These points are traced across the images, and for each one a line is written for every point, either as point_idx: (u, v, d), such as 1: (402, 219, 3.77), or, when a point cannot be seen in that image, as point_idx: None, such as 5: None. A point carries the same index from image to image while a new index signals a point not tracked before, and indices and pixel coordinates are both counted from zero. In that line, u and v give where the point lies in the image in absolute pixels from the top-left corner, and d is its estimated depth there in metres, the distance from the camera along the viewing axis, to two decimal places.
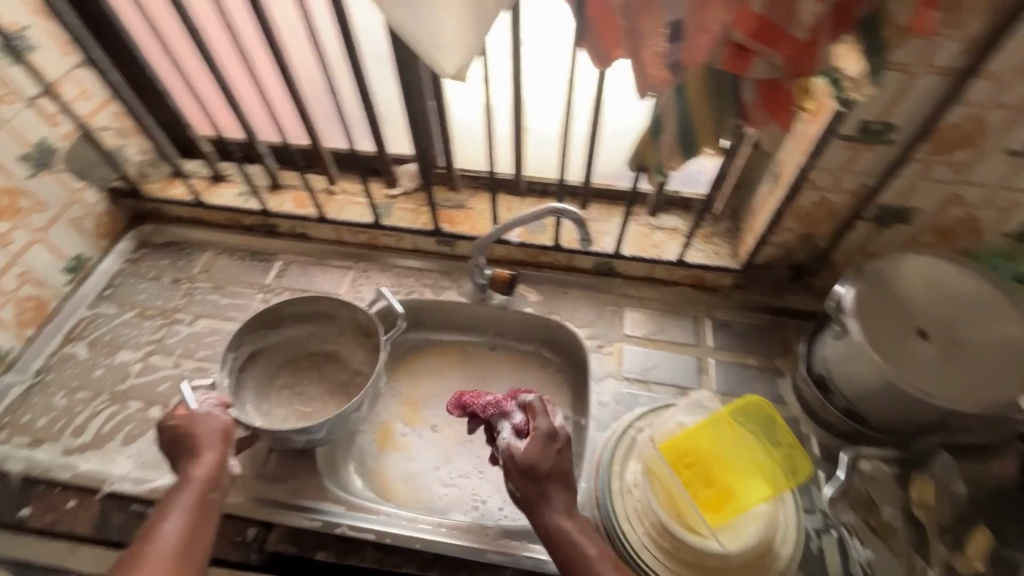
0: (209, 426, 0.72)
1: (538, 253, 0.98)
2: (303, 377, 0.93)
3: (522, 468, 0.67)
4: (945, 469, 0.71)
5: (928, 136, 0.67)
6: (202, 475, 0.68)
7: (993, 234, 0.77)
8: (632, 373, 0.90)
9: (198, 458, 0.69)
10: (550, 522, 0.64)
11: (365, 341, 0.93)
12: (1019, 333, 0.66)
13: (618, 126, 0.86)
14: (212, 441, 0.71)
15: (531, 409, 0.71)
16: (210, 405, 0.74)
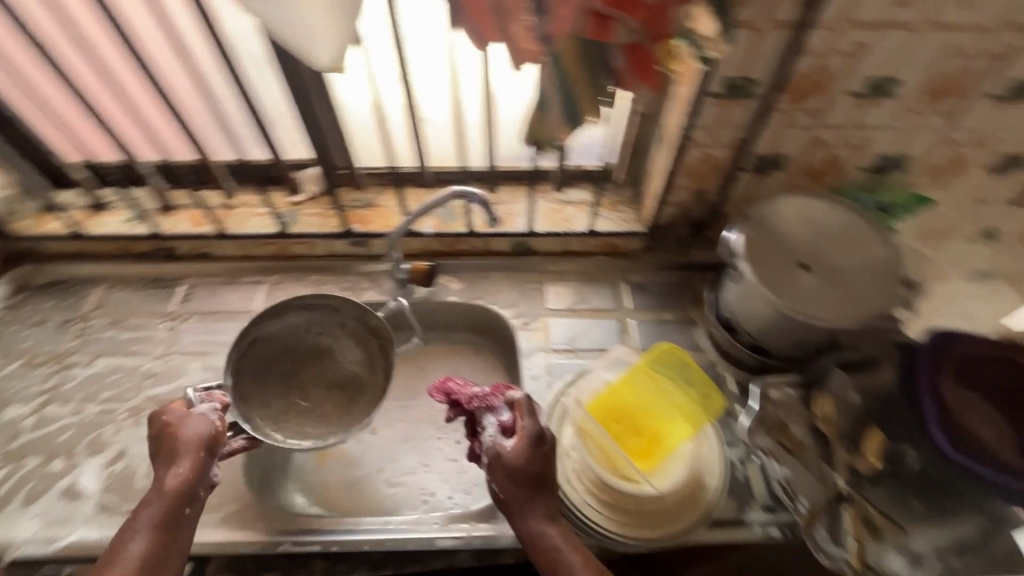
0: (190, 429, 0.69)
1: (456, 241, 0.99)
2: (301, 373, 0.88)
3: (508, 470, 0.67)
4: (839, 383, 0.78)
5: (784, 86, 0.73)
6: (171, 489, 0.65)
7: (853, 170, 0.86)
8: (560, 344, 0.93)
9: (175, 466, 0.66)
10: (534, 529, 0.65)
11: (366, 340, 0.89)
12: (880, 254, 0.76)
13: (513, 108, 0.87)
14: (189, 448, 0.67)
15: (519, 407, 0.70)
16: (210, 408, 0.72)
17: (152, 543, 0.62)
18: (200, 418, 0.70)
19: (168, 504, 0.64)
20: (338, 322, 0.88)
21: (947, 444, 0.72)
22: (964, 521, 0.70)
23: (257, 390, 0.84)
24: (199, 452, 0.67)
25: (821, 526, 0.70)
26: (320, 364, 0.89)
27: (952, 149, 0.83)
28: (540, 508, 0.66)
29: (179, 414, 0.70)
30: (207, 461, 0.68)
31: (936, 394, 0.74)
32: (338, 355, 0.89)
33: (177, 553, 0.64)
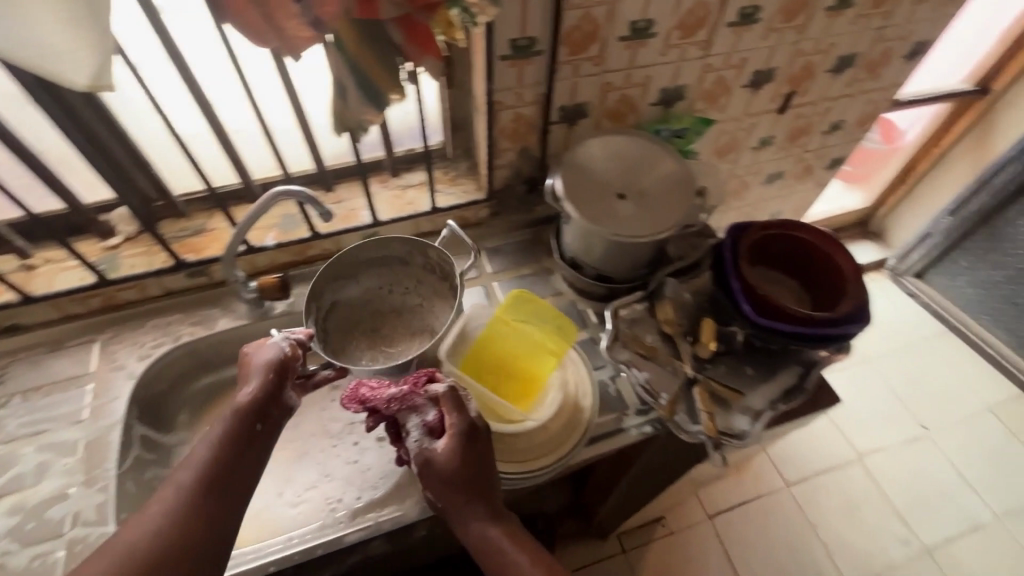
0: (262, 356, 0.74)
1: (305, 248, 0.96)
2: (384, 326, 0.98)
3: (443, 473, 0.67)
4: (674, 288, 0.90)
5: (561, 40, 0.81)
6: (243, 404, 0.68)
7: (645, 106, 0.98)
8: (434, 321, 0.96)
9: (246, 387, 0.70)
10: (481, 534, 0.65)
11: (440, 285, 0.99)
12: (672, 168, 0.88)
13: (319, 103, 0.86)
14: (259, 372, 0.72)
15: (445, 403, 0.70)
16: (283, 339, 0.76)
17: (222, 448, 0.64)
18: (268, 348, 0.75)
19: (239, 418, 0.67)
20: (411, 275, 1.00)
21: (753, 312, 0.80)
22: (787, 373, 0.85)
23: (346, 344, 0.96)
24: (271, 373, 0.71)
25: (680, 411, 0.81)
26: (404, 318, 0.99)
27: (714, 74, 0.98)
28: (482, 511, 0.67)
29: (252, 349, 0.76)
30: (277, 382, 0.71)
31: (736, 273, 0.83)
32: (416, 309, 1.00)
33: (246, 467, 0.64)
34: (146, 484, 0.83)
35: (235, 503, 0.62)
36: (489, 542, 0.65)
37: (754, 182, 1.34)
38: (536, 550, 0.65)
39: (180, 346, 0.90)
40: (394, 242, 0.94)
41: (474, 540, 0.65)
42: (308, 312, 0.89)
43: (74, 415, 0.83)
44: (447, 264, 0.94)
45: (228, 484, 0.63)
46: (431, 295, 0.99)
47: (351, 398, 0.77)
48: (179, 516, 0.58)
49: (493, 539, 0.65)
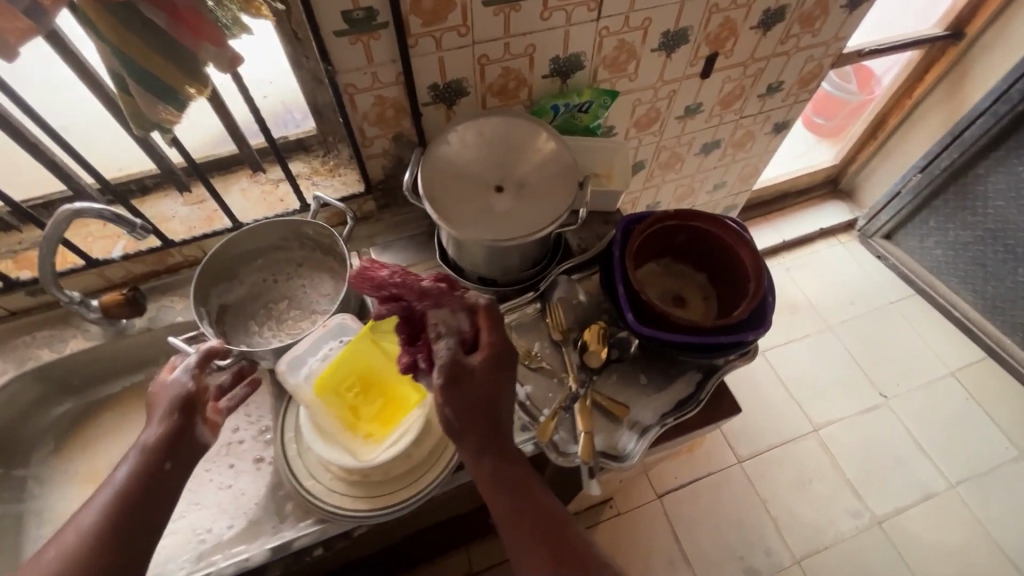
0: (167, 390, 0.62)
1: (163, 256, 0.87)
2: (283, 306, 0.89)
3: (475, 387, 0.61)
4: (564, 288, 0.82)
5: (406, 9, 0.68)
6: (153, 443, 0.57)
7: (536, 79, 0.86)
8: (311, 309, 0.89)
9: (150, 425, 0.59)
10: (500, 467, 0.61)
11: (325, 264, 0.90)
12: (554, 149, 0.78)
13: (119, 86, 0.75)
14: (165, 407, 0.60)
15: (483, 317, 0.65)
16: (188, 366, 0.64)
17: (128, 491, 0.54)
18: (175, 376, 0.63)
19: (142, 461, 0.56)
20: (293, 262, 0.91)
21: (636, 321, 0.71)
22: (683, 382, 0.77)
23: (247, 332, 0.86)
24: (173, 409, 0.59)
25: (561, 429, 0.74)
26: (300, 297, 0.90)
27: (614, 39, 0.85)
28: (499, 448, 0.62)
29: (163, 376, 0.63)
30: (186, 420, 0.60)
31: (622, 276, 0.74)
32: (311, 286, 0.90)
33: (150, 518, 0.54)
34: None
35: (139, 556, 0.52)
36: (506, 479, 0.60)
37: (688, 153, 1.22)
38: (548, 497, 0.62)
39: (24, 372, 0.82)
40: (266, 227, 0.84)
41: (487, 476, 0.60)
42: (198, 318, 0.78)
43: None
44: (329, 244, 0.87)
45: (131, 531, 0.52)
46: (320, 276, 0.90)
47: (361, 276, 0.66)
48: (77, 561, 0.50)
49: (512, 472, 0.61)
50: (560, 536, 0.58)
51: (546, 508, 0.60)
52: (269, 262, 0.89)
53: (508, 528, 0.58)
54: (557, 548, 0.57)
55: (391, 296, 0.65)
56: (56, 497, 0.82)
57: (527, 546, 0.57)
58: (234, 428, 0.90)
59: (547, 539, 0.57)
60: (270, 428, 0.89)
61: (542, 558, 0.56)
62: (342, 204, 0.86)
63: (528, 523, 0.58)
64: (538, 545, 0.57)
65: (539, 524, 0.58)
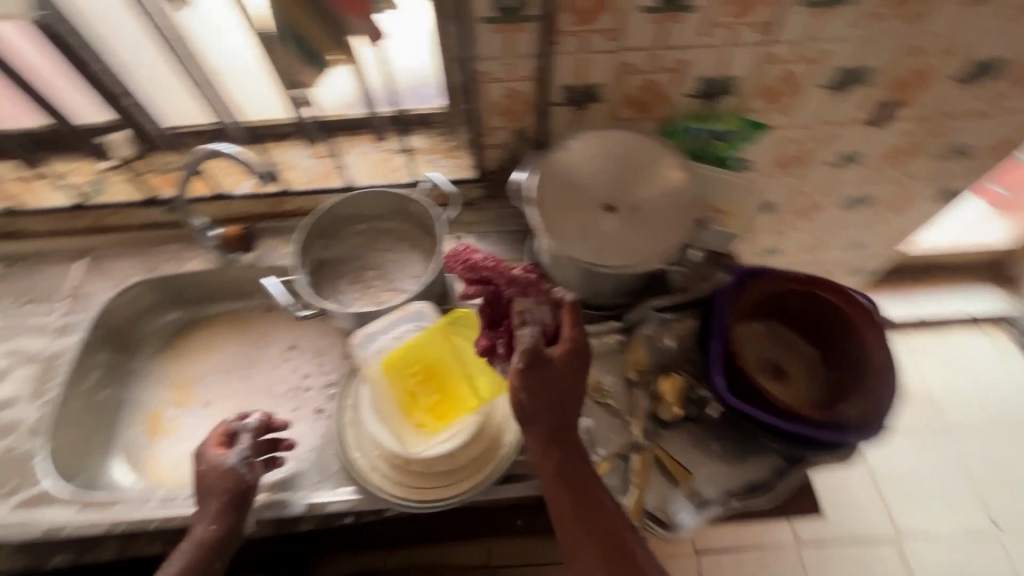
0: (222, 478, 0.66)
1: (279, 202, 0.92)
2: (373, 273, 0.91)
3: (552, 379, 0.60)
4: (652, 327, 0.77)
5: (559, 5, 0.65)
6: (206, 541, 0.64)
7: (678, 97, 0.79)
8: (397, 283, 0.91)
9: (205, 519, 0.65)
10: (565, 465, 0.60)
11: (422, 241, 0.92)
12: (679, 181, 0.71)
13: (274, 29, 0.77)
14: (218, 500, 0.65)
15: (566, 312, 0.64)
16: (243, 453, 0.69)
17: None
18: (229, 460, 0.68)
19: (199, 557, 0.63)
20: (392, 234, 0.93)
21: (725, 387, 0.64)
22: (760, 461, 0.69)
23: (337, 289, 0.89)
24: (228, 507, 0.65)
25: (612, 475, 0.69)
26: (390, 268, 0.92)
27: (778, 68, 0.76)
28: (567, 445, 0.61)
29: (219, 455, 0.68)
30: (238, 519, 0.66)
31: (721, 334, 0.66)
32: (403, 261, 0.92)
33: None
34: (97, 405, 0.88)
35: None
36: (569, 477, 0.60)
37: (830, 204, 1.08)
38: (610, 501, 0.61)
39: (150, 278, 0.92)
40: (376, 195, 0.87)
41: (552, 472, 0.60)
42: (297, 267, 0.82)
43: (44, 327, 0.87)
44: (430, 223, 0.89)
45: None
46: (413, 253, 0.92)
47: (457, 259, 0.70)
48: None
49: (576, 469, 0.61)
50: (619, 542, 0.59)
51: (608, 511, 0.60)
52: (370, 230, 0.92)
53: (568, 527, 0.59)
54: (615, 554, 0.58)
55: (478, 277, 0.67)
56: (149, 393, 0.92)
57: (585, 548, 0.58)
58: (305, 374, 0.95)
59: (605, 544, 0.58)
60: (336, 383, 0.93)
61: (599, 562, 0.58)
62: (452, 187, 0.85)
63: (589, 526, 0.59)
64: (595, 549, 0.58)
65: (599, 529, 0.59)
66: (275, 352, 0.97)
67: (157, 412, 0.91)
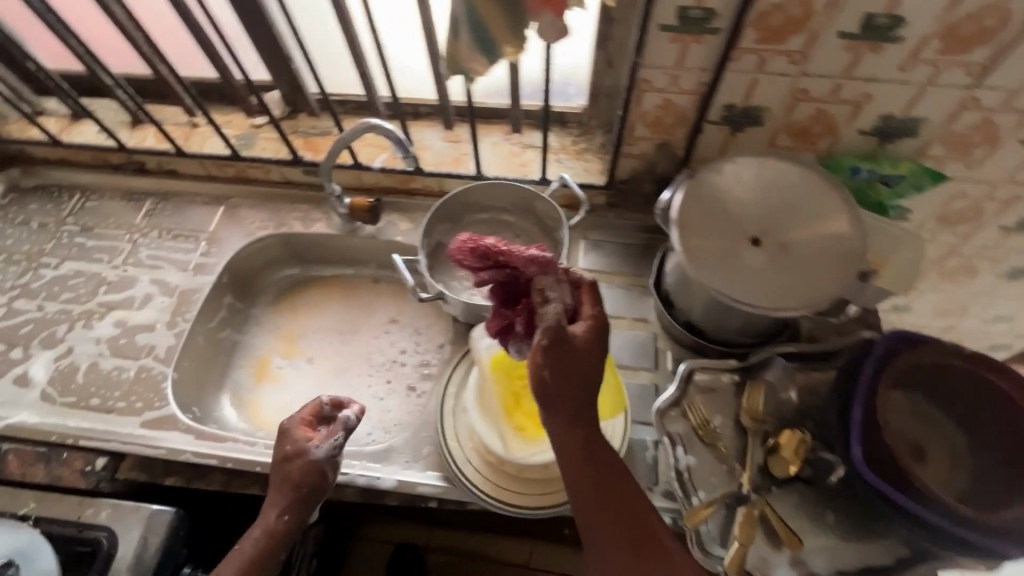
0: (305, 470, 0.67)
1: (408, 179, 0.95)
2: None
3: (575, 359, 0.54)
4: (778, 375, 0.72)
5: (750, 21, 0.61)
6: (276, 530, 0.65)
7: (850, 132, 0.73)
8: None
9: (279, 507, 0.66)
10: (590, 445, 0.54)
11: (538, 240, 0.91)
12: (844, 229, 0.65)
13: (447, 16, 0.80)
14: (296, 492, 0.66)
15: (587, 290, 0.59)
16: (330, 447, 0.69)
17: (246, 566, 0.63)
18: (315, 452, 0.68)
19: (265, 544, 0.65)
20: (510, 228, 0.92)
21: (863, 460, 0.59)
22: (881, 546, 0.63)
23: (450, 274, 0.90)
24: (302, 503, 0.66)
25: (710, 521, 0.65)
26: None
27: (978, 116, 0.68)
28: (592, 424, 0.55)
29: (306, 443, 0.69)
30: (305, 516, 0.67)
31: (865, 401, 0.60)
32: None
33: None
34: (217, 343, 0.94)
35: None
36: (595, 464, 0.55)
37: (988, 270, 0.96)
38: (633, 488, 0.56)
39: (278, 233, 0.98)
40: (502, 188, 0.87)
41: (576, 453, 0.54)
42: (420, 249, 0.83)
43: (183, 263, 0.94)
44: (551, 224, 0.88)
45: None
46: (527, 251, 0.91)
47: (461, 244, 0.61)
48: None
49: (600, 452, 0.55)
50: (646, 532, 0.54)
51: (632, 498, 0.55)
52: (490, 221, 0.92)
53: (591, 513, 0.54)
54: (641, 548, 0.53)
55: (490, 262, 0.60)
56: (260, 338, 0.98)
57: (608, 535, 0.54)
58: (401, 349, 0.97)
59: (631, 537, 0.53)
60: (430, 364, 0.95)
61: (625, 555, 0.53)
62: (582, 193, 0.83)
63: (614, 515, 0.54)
64: (622, 544, 0.53)
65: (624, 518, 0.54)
66: (377, 323, 1.00)
67: (265, 358, 0.97)
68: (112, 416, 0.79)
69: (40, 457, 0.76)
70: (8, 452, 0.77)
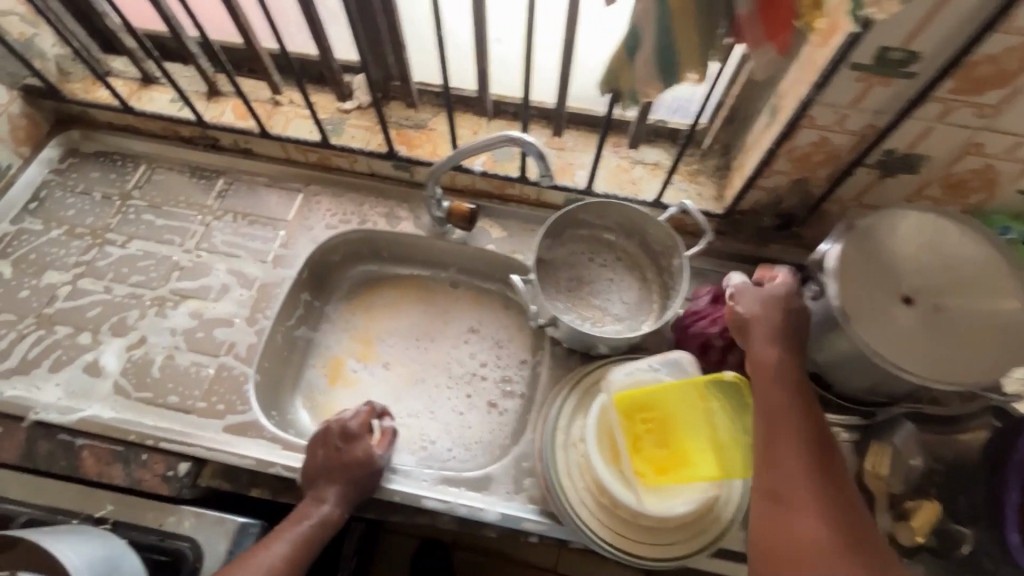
0: (366, 470, 0.70)
1: (506, 185, 0.90)
2: (586, 287, 0.87)
3: (766, 308, 0.60)
4: (905, 438, 0.69)
5: (955, 71, 0.56)
6: (330, 519, 0.67)
7: (1009, 190, 0.68)
8: (612, 310, 0.85)
9: (336, 494, 0.68)
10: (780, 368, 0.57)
11: (642, 264, 0.87)
12: (1009, 308, 0.61)
13: (586, 23, 0.75)
14: (353, 486, 0.69)
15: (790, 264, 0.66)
16: (383, 449, 0.73)
17: (300, 555, 0.64)
18: (380, 459, 0.71)
19: (315, 531, 0.66)
20: (613, 250, 0.88)
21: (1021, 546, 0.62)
22: None
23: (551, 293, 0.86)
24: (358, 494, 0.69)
25: None
26: (602, 285, 0.87)
27: None
28: (794, 373, 0.57)
29: (373, 451, 0.71)
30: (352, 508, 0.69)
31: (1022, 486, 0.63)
32: (618, 282, 0.87)
33: None
34: (292, 341, 0.89)
35: None
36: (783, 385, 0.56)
37: None
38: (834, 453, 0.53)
39: (361, 230, 0.92)
40: (614, 208, 0.82)
41: (768, 383, 0.56)
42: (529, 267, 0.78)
43: (261, 254, 0.89)
44: (661, 251, 0.84)
45: None
46: (628, 275, 0.87)
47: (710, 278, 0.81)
48: None
49: (790, 376, 0.57)
50: (836, 486, 0.50)
51: (829, 455, 0.52)
52: (592, 240, 0.88)
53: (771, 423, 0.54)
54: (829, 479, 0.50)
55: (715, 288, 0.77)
56: (334, 338, 0.92)
57: (789, 445, 0.52)
58: (482, 361, 0.93)
59: (817, 462, 0.51)
60: (513, 380, 0.90)
61: (804, 494, 0.49)
62: (707, 223, 0.78)
63: (801, 452, 0.52)
64: (806, 454, 0.52)
65: (815, 458, 0.51)
66: (455, 332, 0.95)
67: (338, 359, 0.92)
68: (192, 417, 0.75)
69: (116, 457, 0.72)
70: (82, 448, 0.72)
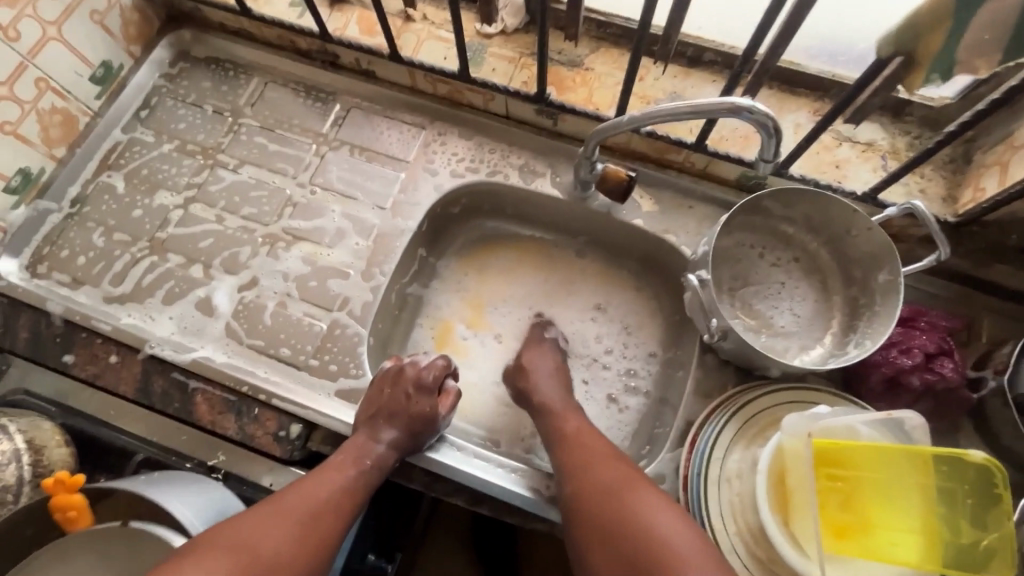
0: (420, 419, 0.66)
1: (671, 150, 0.75)
2: (756, 287, 0.72)
3: (518, 367, 0.74)
4: None
5: None
6: (382, 462, 0.63)
7: None
8: (780, 319, 0.71)
9: (379, 436, 0.64)
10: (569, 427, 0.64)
11: (826, 269, 0.71)
12: None
13: None
14: (406, 432, 0.65)
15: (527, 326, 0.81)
16: (448, 404, 0.69)
17: (353, 495, 0.59)
18: (440, 419, 0.68)
19: (360, 474, 0.61)
20: (794, 245, 0.72)
21: None
22: None
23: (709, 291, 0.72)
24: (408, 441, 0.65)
25: None
26: (772, 287, 0.73)
27: None
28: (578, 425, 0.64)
29: (438, 408, 0.68)
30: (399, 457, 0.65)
31: None
32: (790, 286, 0.72)
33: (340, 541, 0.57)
34: (403, 299, 0.82)
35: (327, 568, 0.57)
36: (579, 440, 0.62)
37: None
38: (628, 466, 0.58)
39: (490, 180, 0.80)
40: (816, 198, 0.66)
41: (571, 440, 0.63)
42: (704, 261, 0.64)
43: (380, 199, 0.79)
44: (861, 258, 0.67)
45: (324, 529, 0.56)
46: (806, 279, 0.72)
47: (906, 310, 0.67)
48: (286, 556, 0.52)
49: (577, 434, 0.63)
50: (628, 494, 0.54)
51: (620, 472, 0.57)
52: (766, 231, 0.72)
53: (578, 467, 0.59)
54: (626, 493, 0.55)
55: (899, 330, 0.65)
56: (445, 299, 0.83)
57: (589, 484, 0.57)
58: (606, 347, 0.81)
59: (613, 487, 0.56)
60: (638, 375, 0.79)
61: (617, 522, 0.53)
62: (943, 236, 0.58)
63: (597, 480, 0.57)
64: (602, 479, 0.57)
65: (612, 483, 0.56)
66: (578, 308, 0.83)
67: (447, 322, 0.83)
68: (305, 375, 0.70)
69: (229, 408, 0.67)
70: (195, 392, 0.68)
